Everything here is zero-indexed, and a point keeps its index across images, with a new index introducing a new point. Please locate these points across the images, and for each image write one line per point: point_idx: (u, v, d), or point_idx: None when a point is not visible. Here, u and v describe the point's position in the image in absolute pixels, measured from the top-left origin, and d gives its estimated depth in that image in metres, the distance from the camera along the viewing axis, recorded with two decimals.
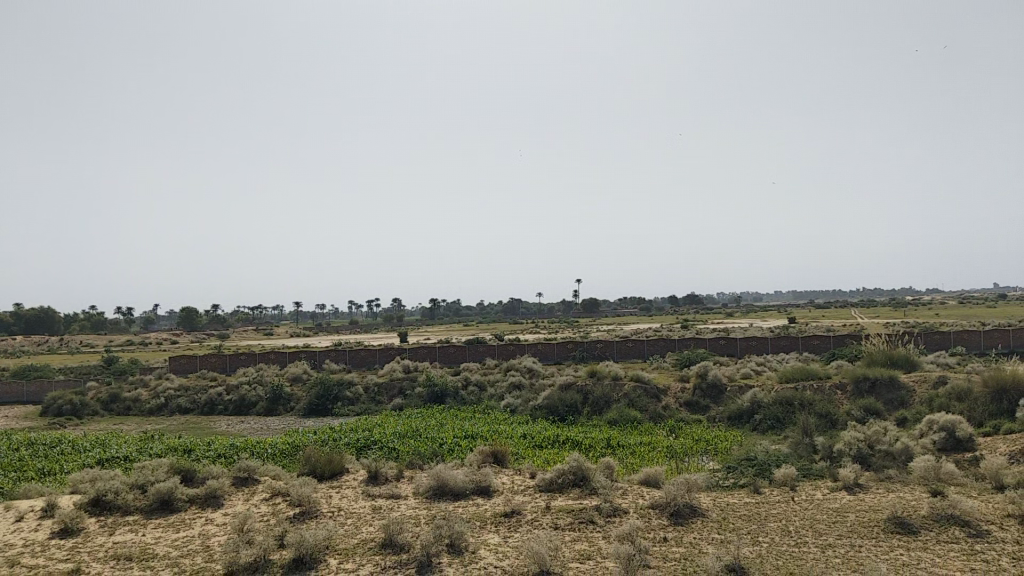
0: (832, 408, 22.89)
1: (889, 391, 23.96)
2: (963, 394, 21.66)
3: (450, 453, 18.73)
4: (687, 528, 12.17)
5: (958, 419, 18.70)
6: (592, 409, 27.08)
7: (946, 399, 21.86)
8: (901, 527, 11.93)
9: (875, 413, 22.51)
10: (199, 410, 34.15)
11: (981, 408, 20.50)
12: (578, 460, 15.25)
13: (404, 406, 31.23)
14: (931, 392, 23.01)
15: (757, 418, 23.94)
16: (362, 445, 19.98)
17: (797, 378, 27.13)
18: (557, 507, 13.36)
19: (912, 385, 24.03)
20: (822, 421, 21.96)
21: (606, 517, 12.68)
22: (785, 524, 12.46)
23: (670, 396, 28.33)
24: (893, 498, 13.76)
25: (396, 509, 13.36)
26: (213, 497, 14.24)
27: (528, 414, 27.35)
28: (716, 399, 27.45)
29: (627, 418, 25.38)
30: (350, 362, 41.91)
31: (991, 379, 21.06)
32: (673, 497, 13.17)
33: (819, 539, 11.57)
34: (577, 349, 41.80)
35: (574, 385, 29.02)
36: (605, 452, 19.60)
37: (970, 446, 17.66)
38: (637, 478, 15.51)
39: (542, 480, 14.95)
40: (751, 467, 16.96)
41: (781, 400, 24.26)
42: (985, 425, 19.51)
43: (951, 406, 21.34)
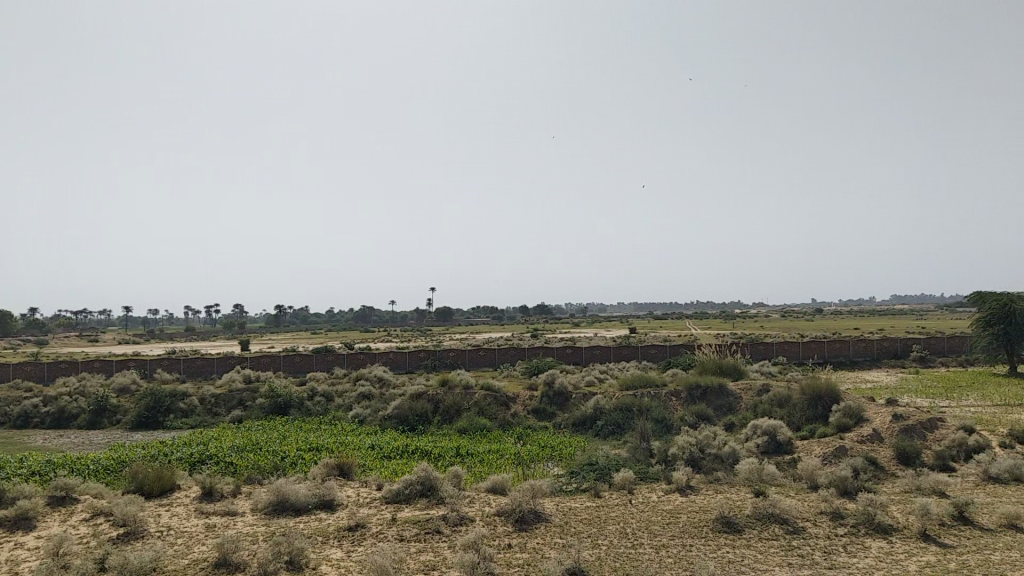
0: (668, 414, 24.08)
1: (719, 397, 25.50)
2: (783, 400, 23.39)
3: (292, 466, 18.11)
4: (531, 534, 12.38)
5: (779, 424, 20.17)
6: (442, 419, 27.03)
7: (768, 405, 23.53)
8: (728, 526, 12.67)
9: (705, 418, 23.89)
10: (10, 424, 31.13)
11: (799, 413, 22.21)
12: (426, 470, 15.14)
13: (243, 418, 29.86)
14: (755, 399, 24.69)
15: (599, 424, 24.74)
16: (197, 460, 18.93)
17: (636, 386, 28.31)
18: (404, 518, 13.20)
19: (738, 392, 25.70)
20: (658, 427, 23.04)
21: (452, 526, 12.64)
22: (624, 526, 12.93)
23: (519, 403, 28.79)
24: (721, 499, 14.63)
25: (233, 526, 12.73)
26: (25, 519, 12.99)
27: (377, 424, 26.90)
28: (562, 406, 28.20)
29: (476, 426, 25.54)
30: (185, 372, 39.64)
31: (808, 387, 22.89)
32: (519, 504, 13.35)
33: (654, 540, 12.08)
34: (428, 358, 41.71)
35: (424, 394, 28.85)
36: (453, 461, 19.61)
37: (790, 449, 19.06)
38: (484, 486, 15.60)
39: (388, 492, 14.73)
40: (593, 471, 17.51)
41: (622, 407, 25.25)
42: (802, 429, 21.15)
43: (773, 412, 22.98)
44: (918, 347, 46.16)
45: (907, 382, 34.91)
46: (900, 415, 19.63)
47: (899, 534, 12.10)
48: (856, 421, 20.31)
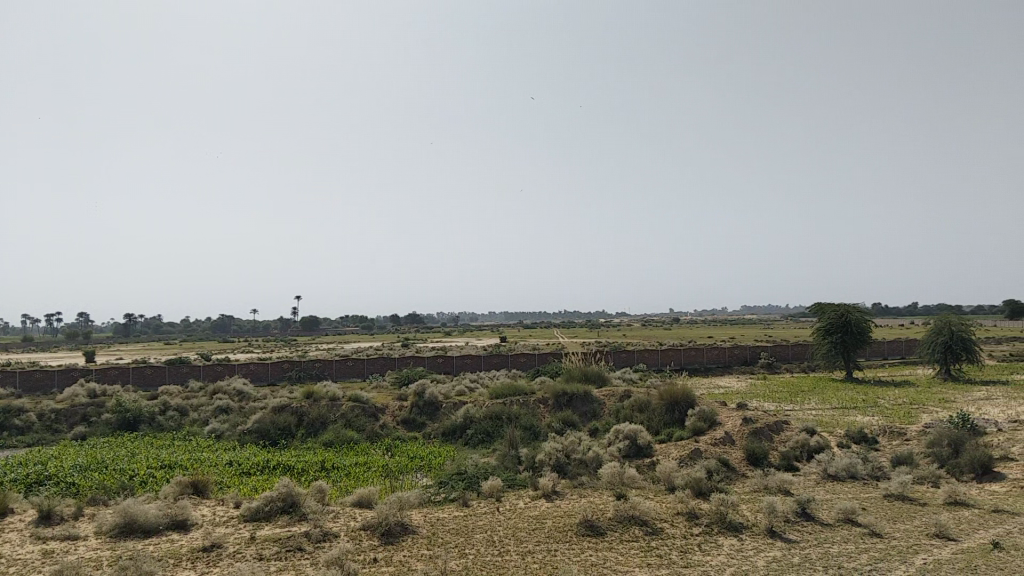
0: (536, 422, 24.46)
1: (584, 403, 26.16)
2: (643, 405, 24.26)
3: (142, 486, 17.06)
4: (397, 547, 12.22)
5: (640, 428, 20.93)
6: (307, 432, 26.27)
7: (630, 410, 24.35)
8: (591, 529, 13.00)
9: (572, 424, 24.43)
10: None
11: (658, 417, 23.13)
12: (288, 486, 14.66)
13: (87, 435, 27.85)
14: (618, 405, 25.49)
15: (469, 432, 24.78)
16: (33, 481, 17.48)
17: (505, 394, 28.58)
18: (263, 537, 12.70)
19: (603, 399, 26.46)
20: (526, 434, 23.35)
21: (315, 543, 12.30)
22: (490, 534, 13.00)
23: (387, 414, 28.39)
24: (585, 503, 14.98)
25: (75, 552, 11.85)
26: None
27: (237, 438, 25.77)
28: (431, 416, 28.08)
29: (342, 439, 25.00)
30: (21, 386, 36.53)
31: (666, 392, 23.88)
32: (385, 517, 13.14)
33: (520, 547, 12.22)
34: (293, 369, 40.47)
35: (288, 406, 27.94)
36: (317, 475, 19.08)
37: (649, 453, 19.80)
38: (349, 500, 15.27)
39: (247, 509, 14.15)
40: (461, 481, 17.50)
41: (491, 415, 25.41)
42: (660, 433, 22.02)
43: (634, 417, 23.80)
44: (766, 354, 49.18)
45: (757, 387, 37.09)
46: (749, 418, 20.84)
47: (748, 531, 12.83)
48: (710, 424, 21.37)
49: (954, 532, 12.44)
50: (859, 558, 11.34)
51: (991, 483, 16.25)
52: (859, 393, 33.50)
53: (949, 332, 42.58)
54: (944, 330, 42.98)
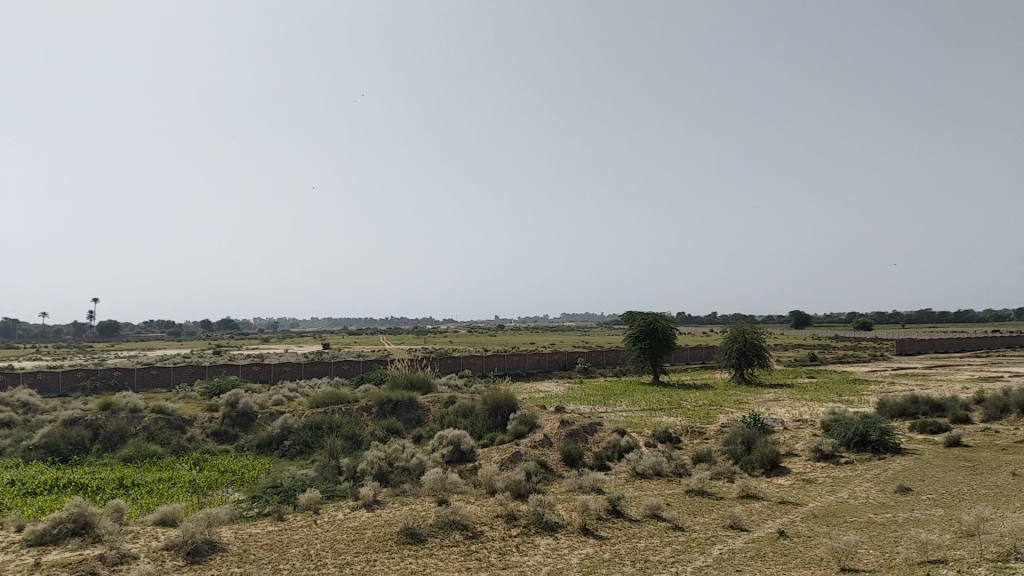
0: (357, 430, 24.00)
1: (407, 411, 26.03)
2: (467, 411, 24.49)
3: None
4: (204, 567, 11.54)
5: (463, 433, 21.13)
6: (104, 447, 24.20)
7: (453, 416, 24.49)
8: (411, 537, 12.94)
9: (395, 432, 24.23)
10: None
11: (481, 422, 23.47)
12: (79, 506, 13.44)
13: None
14: (442, 411, 25.59)
15: (286, 443, 23.86)
16: None
17: (326, 402, 27.85)
18: (50, 562, 11.53)
19: (427, 405, 26.49)
20: (347, 443, 22.86)
21: (111, 567, 11.34)
22: (306, 548, 12.61)
23: (196, 426, 26.76)
24: (406, 511, 14.90)
25: None
26: None
27: (20, 455, 23.25)
28: (245, 427, 26.82)
29: (146, 453, 23.28)
30: None
31: (490, 398, 24.26)
32: (192, 535, 12.37)
33: (338, 559, 11.94)
34: (88, 379, 37.14)
35: (81, 419, 25.60)
36: (115, 493, 17.65)
37: (472, 457, 20.06)
38: (150, 519, 14.25)
39: (31, 533, 12.81)
40: (276, 494, 16.83)
41: (310, 425, 24.65)
42: (483, 437, 22.35)
43: (457, 422, 23.97)
44: (582, 359, 51.31)
45: (573, 391, 38.60)
46: (567, 421, 21.65)
47: (563, 530, 13.31)
48: (530, 428, 21.98)
49: (746, 523, 13.59)
50: (663, 550, 12.10)
51: (778, 476, 17.93)
52: (665, 395, 35.78)
53: (743, 339, 46.47)
54: (738, 338, 46.87)
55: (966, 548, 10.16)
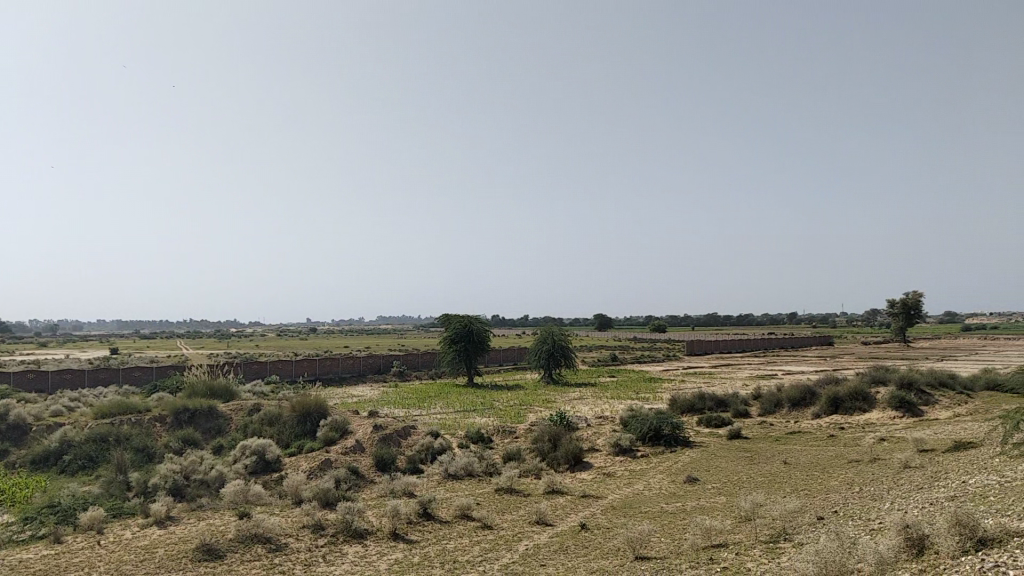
0: (150, 442, 22.25)
1: (207, 420, 24.54)
2: (273, 418, 23.47)
3: None
4: None
5: (268, 443, 20.21)
6: None
7: (258, 424, 23.37)
8: (209, 553, 12.18)
9: (193, 443, 22.73)
10: None
11: (288, 429, 22.60)
12: None
13: None
14: (246, 420, 24.39)
15: (66, 458, 21.62)
16: None
17: (114, 413, 25.60)
18: None
19: (229, 414, 25.13)
20: (138, 456, 21.13)
21: None
22: (88, 572, 11.50)
23: None
24: (203, 526, 14.02)
25: None
26: None
27: None
28: (17, 442, 24.06)
29: None
30: None
31: (297, 405, 23.42)
32: None
33: None
34: None
35: None
36: None
37: (277, 467, 19.26)
38: None
39: None
40: (53, 515, 15.22)
41: (94, 438, 22.51)
42: (290, 445, 21.53)
43: (262, 430, 22.89)
44: (396, 363, 50.95)
45: (387, 395, 38.22)
46: (379, 426, 21.36)
47: (372, 537, 13.09)
48: (341, 434, 21.46)
49: (550, 518, 14.06)
50: (472, 550, 12.25)
51: (582, 471, 18.74)
52: (478, 397, 36.30)
53: (552, 341, 48.17)
54: (548, 339, 48.52)
55: (744, 531, 11.11)
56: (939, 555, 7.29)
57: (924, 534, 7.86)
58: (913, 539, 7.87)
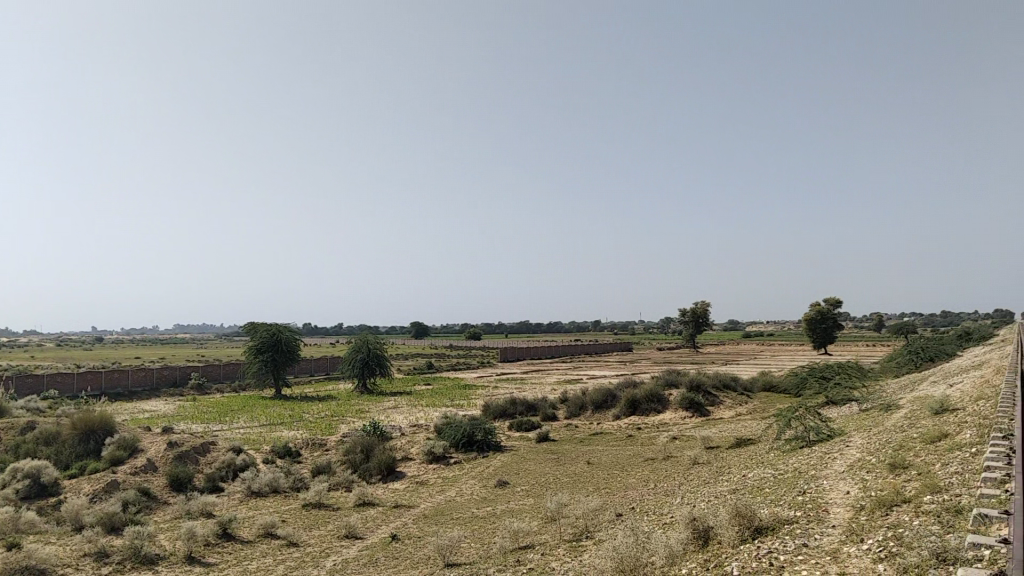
0: None
1: None
2: (50, 437, 21.23)
3: None
4: None
5: (43, 464, 18.23)
6: None
7: (32, 443, 21.04)
8: None
9: None
10: None
11: (68, 449, 20.54)
12: None
13: None
14: (16, 439, 21.85)
15: None
16: None
17: None
18: None
19: None
20: None
21: None
22: None
23: None
24: None
25: None
26: None
27: None
28: None
29: None
30: None
31: (80, 422, 21.35)
32: None
33: None
34: None
35: None
36: None
37: (55, 492, 17.43)
38: None
39: None
40: None
41: None
42: (71, 466, 19.57)
43: (37, 450, 20.62)
44: (196, 375, 47.92)
45: (184, 409, 35.76)
46: (174, 443, 19.96)
47: (165, 562, 12.17)
48: (131, 453, 19.81)
49: (359, 530, 13.78)
50: (276, 569, 11.72)
51: (393, 481, 18.56)
52: (285, 409, 34.89)
53: (365, 350, 47.38)
54: (361, 348, 47.64)
55: (549, 532, 11.49)
56: (721, 545, 7.90)
57: (708, 526, 8.48)
58: (699, 532, 8.47)
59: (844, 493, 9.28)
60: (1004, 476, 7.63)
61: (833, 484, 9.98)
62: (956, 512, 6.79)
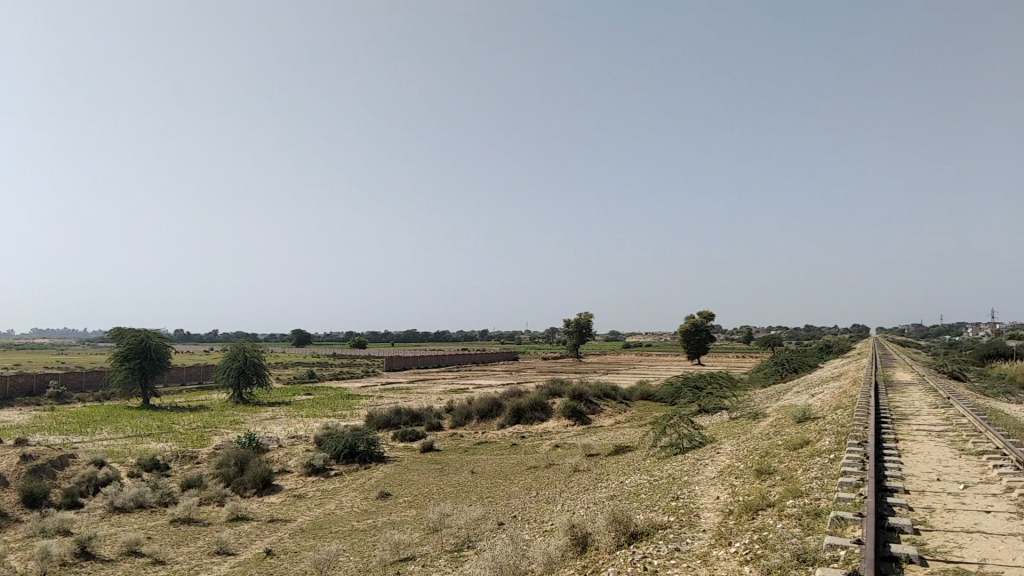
0: None
1: None
2: None
3: None
4: None
5: None
6: None
7: None
8: None
9: None
10: None
11: None
12: None
13: None
14: None
15: None
16: None
17: None
18: None
19: None
20: None
21: None
22: None
23: None
24: None
25: None
26: None
27: None
28: None
29: None
30: None
31: None
32: None
33: None
34: None
35: None
36: None
37: None
38: None
39: None
40: None
41: None
42: None
43: None
44: (55, 384, 44.85)
45: (39, 420, 33.32)
46: (29, 456, 18.56)
47: None
48: None
49: (232, 546, 13.23)
50: None
51: (270, 495, 17.92)
52: (155, 420, 33.15)
53: (242, 358, 45.70)
54: (238, 357, 45.88)
55: (430, 543, 11.39)
56: (598, 551, 8.05)
57: (587, 532, 8.63)
58: (578, 538, 8.60)
59: (715, 498, 9.66)
60: (858, 480, 8.15)
61: (705, 489, 10.39)
62: (815, 515, 7.20)
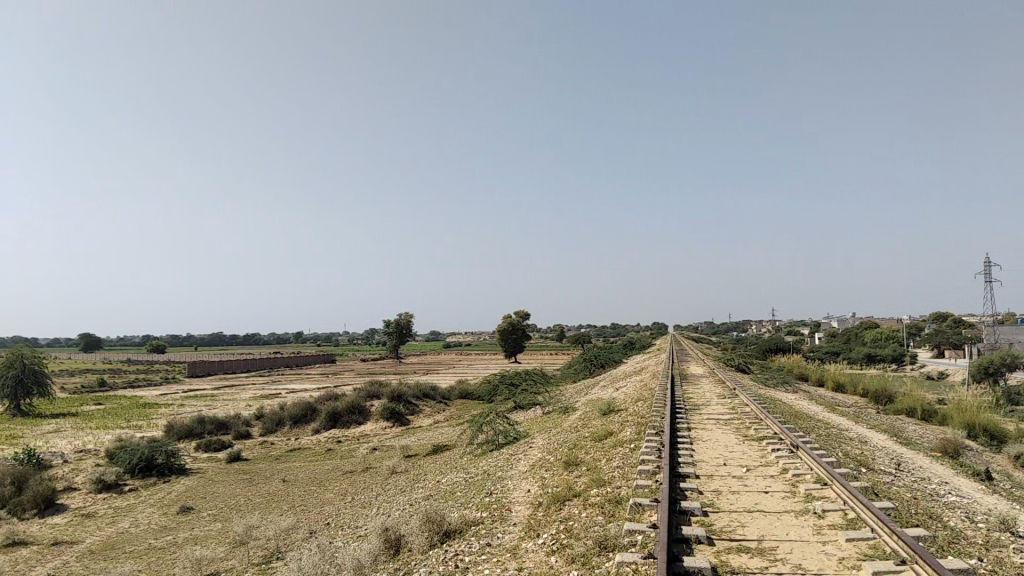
0: None
1: None
2: None
3: None
4: None
5: None
6: None
7: None
8: None
9: None
10: None
11: None
12: None
13: None
14: None
15: None
16: None
17: None
18: None
19: None
20: None
21: None
22: None
23: None
24: None
25: None
26: None
27: None
28: None
29: None
30: None
31: None
32: None
33: None
34: None
35: None
36: None
37: None
38: None
39: None
40: None
41: None
42: None
43: None
44: None
45: None
46: None
47: None
48: None
49: None
50: None
51: (53, 516, 16.34)
52: None
53: (20, 366, 41.27)
54: (15, 365, 41.42)
55: (236, 556, 10.87)
56: (411, 552, 8.04)
57: (400, 535, 8.59)
58: (391, 541, 8.54)
59: (525, 491, 9.96)
60: (654, 467, 8.71)
61: (515, 484, 10.66)
62: (616, 502, 7.60)
